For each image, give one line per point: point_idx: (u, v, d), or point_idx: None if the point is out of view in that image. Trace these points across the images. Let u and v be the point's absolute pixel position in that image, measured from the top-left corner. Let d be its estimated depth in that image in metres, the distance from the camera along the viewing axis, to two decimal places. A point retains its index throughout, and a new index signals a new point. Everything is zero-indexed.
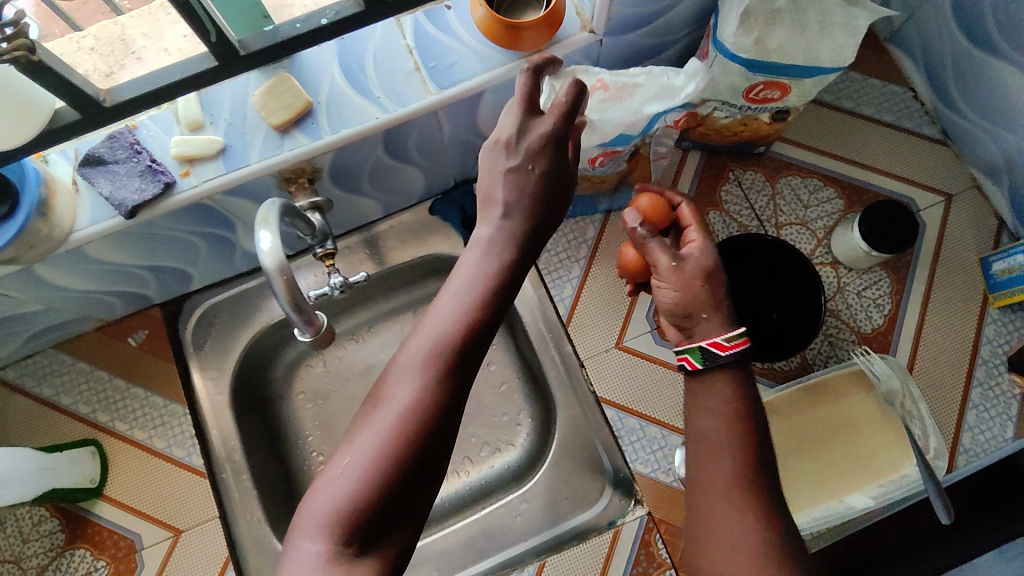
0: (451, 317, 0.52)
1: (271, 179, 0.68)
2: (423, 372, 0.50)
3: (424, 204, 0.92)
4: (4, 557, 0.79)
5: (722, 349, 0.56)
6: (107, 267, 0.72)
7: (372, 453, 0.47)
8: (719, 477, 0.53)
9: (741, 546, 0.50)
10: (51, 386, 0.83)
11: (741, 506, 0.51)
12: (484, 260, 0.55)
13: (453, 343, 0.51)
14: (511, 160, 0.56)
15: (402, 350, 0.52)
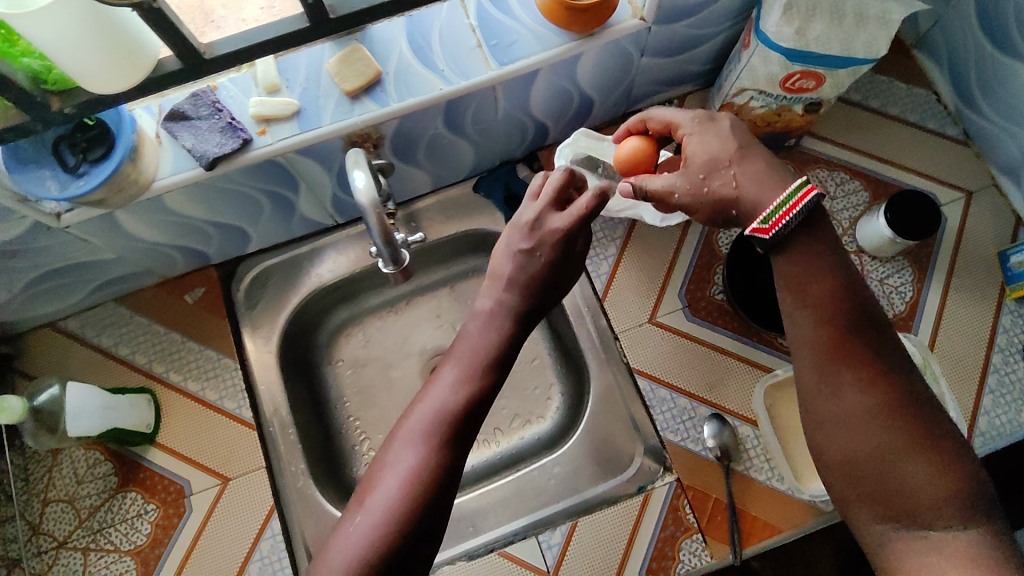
0: (456, 388, 0.60)
1: (339, 141, 0.73)
2: (426, 441, 0.57)
3: (469, 181, 0.96)
4: (59, 496, 0.82)
5: (766, 232, 0.59)
6: (178, 219, 0.76)
7: (383, 508, 0.53)
8: (827, 346, 0.57)
9: (863, 407, 0.55)
10: (111, 337, 0.88)
11: (854, 372, 0.56)
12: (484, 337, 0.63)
13: (458, 409, 0.58)
14: (526, 243, 0.64)
15: (411, 417, 0.59)
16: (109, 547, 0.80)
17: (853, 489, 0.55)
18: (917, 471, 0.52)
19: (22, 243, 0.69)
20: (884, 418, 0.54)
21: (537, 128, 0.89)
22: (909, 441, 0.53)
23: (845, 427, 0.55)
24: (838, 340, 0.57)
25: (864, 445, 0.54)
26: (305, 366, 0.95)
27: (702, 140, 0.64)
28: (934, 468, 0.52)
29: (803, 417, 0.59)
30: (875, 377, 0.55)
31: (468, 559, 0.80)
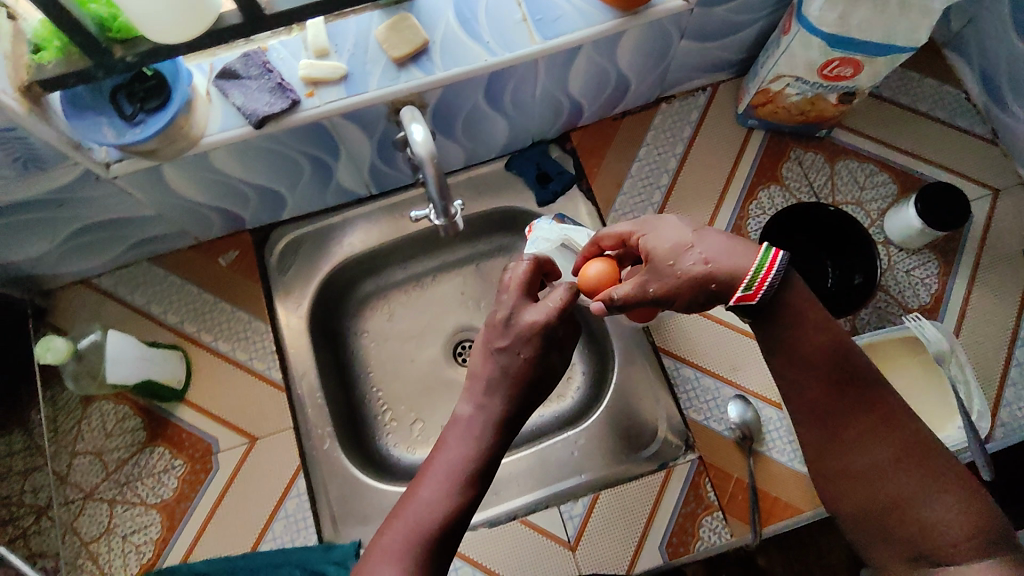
0: (434, 510, 0.55)
1: (384, 108, 0.74)
2: (401, 560, 0.53)
3: (501, 159, 0.97)
4: (87, 449, 0.83)
5: (752, 297, 0.58)
6: (222, 179, 0.78)
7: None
8: (833, 409, 0.60)
9: (876, 460, 0.59)
10: (144, 295, 0.89)
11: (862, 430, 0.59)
12: (462, 450, 0.57)
13: (435, 534, 0.54)
14: (501, 340, 0.60)
15: (384, 537, 0.54)
16: (135, 501, 0.81)
17: (874, 533, 0.59)
18: (931, 510, 0.55)
19: (70, 193, 0.70)
20: (896, 467, 0.58)
21: (572, 108, 0.90)
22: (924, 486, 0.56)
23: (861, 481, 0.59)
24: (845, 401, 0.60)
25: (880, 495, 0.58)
26: (331, 335, 0.96)
27: (664, 230, 0.62)
28: (947, 507, 0.55)
29: (819, 475, 0.63)
30: (881, 430, 0.59)
31: (490, 526, 0.82)
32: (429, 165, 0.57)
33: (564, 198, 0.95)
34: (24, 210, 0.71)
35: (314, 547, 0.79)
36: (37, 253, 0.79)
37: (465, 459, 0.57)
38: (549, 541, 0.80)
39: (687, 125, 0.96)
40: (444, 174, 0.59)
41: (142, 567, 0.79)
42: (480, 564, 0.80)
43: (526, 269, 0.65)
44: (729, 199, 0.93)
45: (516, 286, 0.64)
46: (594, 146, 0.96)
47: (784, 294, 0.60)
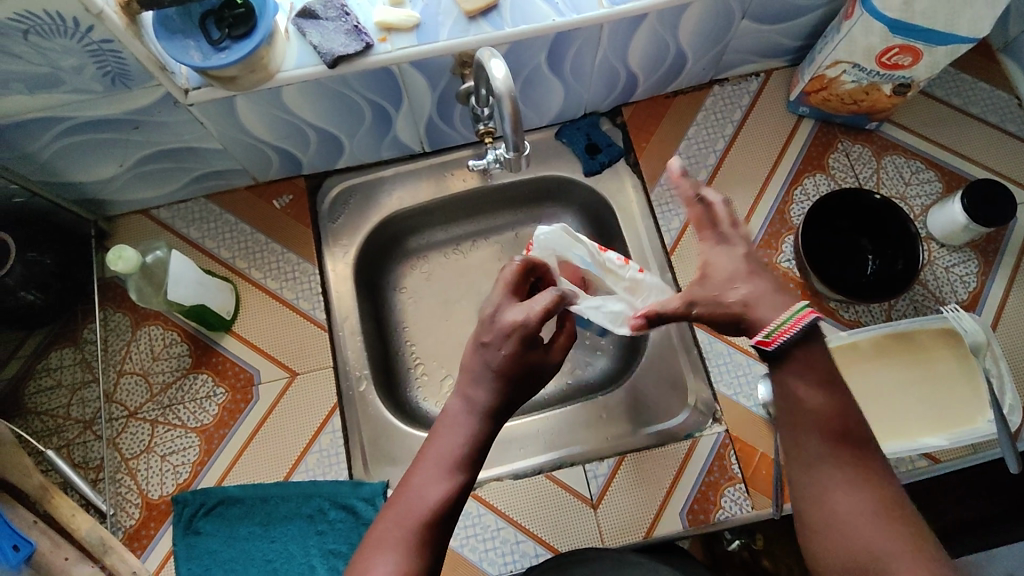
0: (427, 501, 0.54)
1: (450, 60, 0.77)
2: (399, 549, 0.51)
3: (551, 128, 0.99)
4: (133, 370, 0.85)
5: (767, 345, 0.55)
6: (288, 118, 0.80)
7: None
8: (814, 458, 0.52)
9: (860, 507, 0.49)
10: (199, 230, 0.92)
11: (844, 484, 0.50)
12: (457, 443, 0.57)
13: (428, 524, 0.53)
14: (484, 337, 0.60)
15: (378, 531, 0.53)
16: (176, 423, 0.83)
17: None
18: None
19: (147, 115, 0.73)
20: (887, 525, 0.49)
21: (627, 81, 0.92)
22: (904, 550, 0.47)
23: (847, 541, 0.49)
24: (833, 451, 0.51)
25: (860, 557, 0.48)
26: (373, 286, 0.98)
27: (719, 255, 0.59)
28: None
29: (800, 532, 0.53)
30: (857, 481, 0.50)
31: (514, 478, 0.84)
32: (506, 102, 0.58)
33: (611, 171, 0.97)
34: (101, 128, 0.74)
35: (344, 483, 0.81)
36: (106, 175, 0.82)
37: (458, 448, 0.56)
38: (572, 498, 0.82)
39: (738, 109, 0.98)
40: (520, 108, 0.59)
41: (178, 486, 0.81)
42: (502, 512, 0.81)
43: (514, 270, 0.66)
44: (775, 182, 0.94)
45: (504, 284, 0.65)
46: (643, 122, 0.98)
47: (802, 351, 0.54)
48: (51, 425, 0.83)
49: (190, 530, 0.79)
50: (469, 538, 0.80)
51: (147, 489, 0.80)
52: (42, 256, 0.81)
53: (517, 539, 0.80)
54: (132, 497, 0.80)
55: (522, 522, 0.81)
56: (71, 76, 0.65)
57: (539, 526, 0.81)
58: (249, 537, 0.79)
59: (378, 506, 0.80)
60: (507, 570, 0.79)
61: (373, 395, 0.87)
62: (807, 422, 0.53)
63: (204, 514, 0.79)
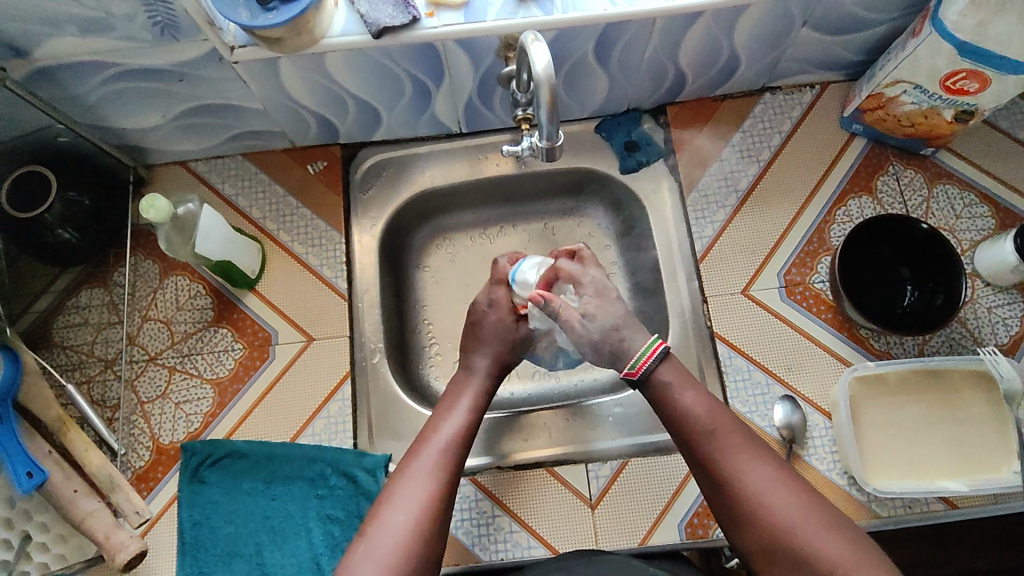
0: (450, 436, 0.72)
1: (496, 41, 0.75)
2: (431, 472, 0.68)
3: (592, 120, 0.96)
4: (157, 316, 0.87)
5: (634, 373, 0.72)
6: (328, 85, 0.81)
7: (398, 538, 0.63)
8: (710, 456, 0.67)
9: (772, 485, 0.64)
10: (233, 187, 0.93)
11: (749, 463, 0.65)
12: (468, 400, 0.76)
13: (453, 452, 0.71)
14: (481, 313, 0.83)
15: (412, 461, 0.69)
16: (192, 372, 0.85)
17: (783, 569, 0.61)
18: (818, 541, 0.60)
19: (191, 69, 0.74)
20: (794, 501, 0.63)
21: (675, 81, 0.89)
22: (814, 523, 0.61)
23: (752, 516, 0.63)
24: (723, 436, 0.67)
25: (769, 527, 0.62)
26: (397, 261, 0.99)
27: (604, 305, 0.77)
28: (828, 532, 0.61)
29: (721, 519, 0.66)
30: (754, 463, 0.65)
31: (515, 467, 0.84)
32: (545, 89, 0.56)
33: (648, 170, 0.95)
34: (147, 77, 0.75)
35: (348, 451, 0.82)
36: (148, 124, 0.83)
37: (470, 401, 0.76)
38: (571, 495, 0.81)
39: (787, 120, 0.94)
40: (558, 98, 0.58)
41: (188, 434, 0.83)
42: (500, 500, 0.81)
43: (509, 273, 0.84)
44: (817, 200, 0.91)
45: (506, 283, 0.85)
46: (687, 124, 0.95)
47: (663, 364, 0.73)
48: (75, 360, 0.85)
49: (195, 478, 0.81)
50: (464, 521, 0.80)
51: (158, 434, 0.83)
52: (81, 197, 0.82)
53: (510, 529, 0.80)
54: (143, 439, 0.83)
55: (518, 512, 0.81)
56: (122, 22, 0.66)
57: (535, 519, 0.80)
58: (250, 492, 0.81)
59: (378, 479, 0.80)
60: (498, 557, 0.79)
61: (385, 369, 0.88)
62: (694, 421, 0.68)
63: (210, 464, 0.81)
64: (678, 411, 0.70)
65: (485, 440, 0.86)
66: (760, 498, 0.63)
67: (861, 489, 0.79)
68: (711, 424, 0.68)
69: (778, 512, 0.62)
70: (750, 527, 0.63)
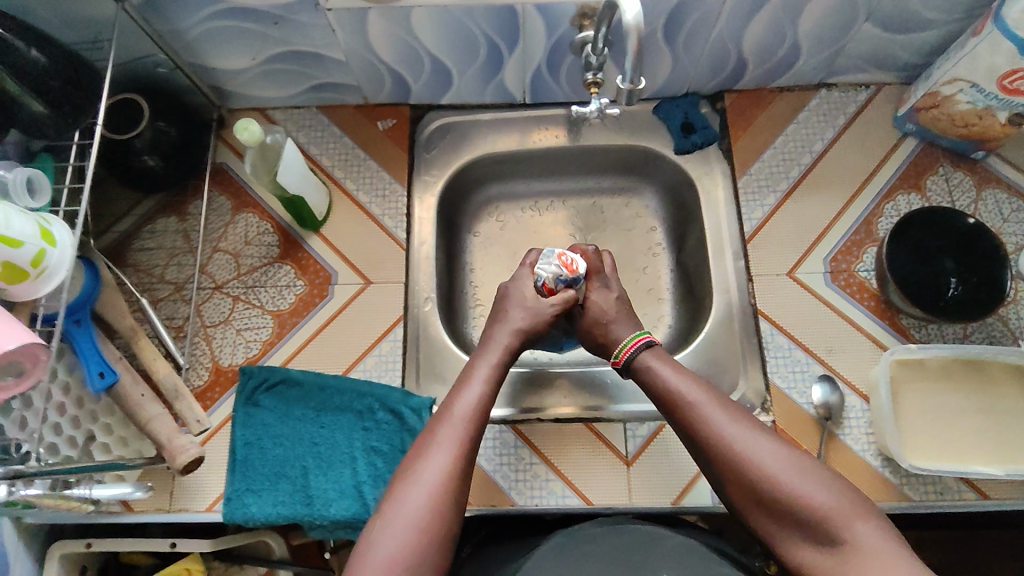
0: (470, 406, 0.72)
1: (573, 9, 0.79)
2: (454, 445, 0.69)
3: (651, 102, 1.00)
4: (227, 249, 0.92)
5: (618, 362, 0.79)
6: (409, 42, 0.85)
7: (416, 513, 0.64)
8: (696, 425, 0.69)
9: (765, 449, 0.65)
10: (306, 135, 0.98)
11: (736, 430, 0.67)
12: (486, 372, 0.77)
13: (473, 423, 0.71)
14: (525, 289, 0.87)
15: (433, 433, 0.70)
16: (255, 303, 0.90)
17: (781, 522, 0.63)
18: (810, 493, 0.62)
19: (288, 13, 0.79)
20: (791, 462, 0.64)
21: (736, 66, 0.93)
22: (807, 479, 0.63)
23: (744, 477, 0.64)
24: (710, 406, 0.69)
25: (761, 489, 0.63)
26: (452, 221, 1.03)
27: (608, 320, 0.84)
28: (820, 486, 0.62)
29: (718, 485, 0.67)
30: (745, 430, 0.67)
31: (554, 421, 0.86)
32: (632, 37, 0.59)
33: (701, 153, 0.97)
34: (246, 18, 0.80)
35: (396, 389, 0.85)
36: (237, 67, 0.89)
37: (489, 373, 0.76)
38: (608, 451, 0.84)
39: (841, 115, 0.97)
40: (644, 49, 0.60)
41: (247, 360, 0.88)
42: (538, 449, 0.84)
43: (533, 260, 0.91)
44: (867, 193, 0.93)
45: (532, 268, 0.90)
46: (744, 111, 0.98)
47: (644, 350, 0.78)
48: (146, 281, 0.90)
49: (250, 400, 0.85)
50: (503, 465, 0.83)
51: (219, 356, 0.88)
52: (169, 127, 0.87)
53: (546, 477, 0.82)
54: (204, 360, 0.87)
55: (555, 462, 0.83)
56: None
57: (572, 470, 0.83)
58: (302, 419, 0.85)
59: (424, 417, 0.84)
60: (533, 503, 0.81)
61: (435, 317, 0.92)
62: (676, 396, 0.71)
63: (266, 389, 0.85)
64: (666, 387, 0.73)
65: (528, 394, 0.90)
66: (751, 461, 0.64)
67: (895, 471, 0.81)
68: (694, 391, 0.71)
69: (767, 473, 0.63)
70: (744, 489, 0.64)
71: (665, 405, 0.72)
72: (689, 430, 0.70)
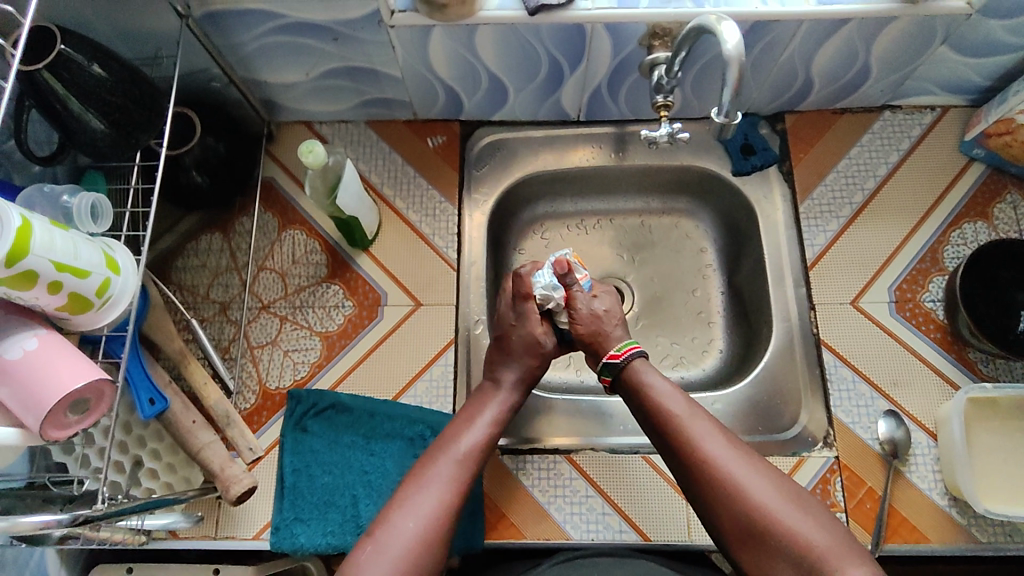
0: (472, 446, 0.72)
1: (643, 29, 0.77)
2: (450, 486, 0.68)
3: (708, 122, 0.97)
4: (274, 267, 0.90)
5: (616, 357, 0.78)
6: (469, 59, 0.83)
7: (405, 548, 0.63)
8: (689, 444, 0.69)
9: (756, 479, 0.66)
10: (354, 151, 0.96)
11: (733, 455, 0.67)
12: (494, 413, 0.76)
13: (471, 463, 0.71)
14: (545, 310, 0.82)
15: (428, 468, 0.70)
16: (303, 324, 0.88)
17: (760, 554, 0.63)
18: (802, 528, 0.62)
19: (350, 29, 0.77)
20: (784, 497, 0.65)
21: (800, 89, 0.90)
22: (802, 516, 0.63)
23: (739, 506, 0.65)
24: (704, 426, 0.70)
25: (752, 520, 0.64)
26: (499, 240, 1.00)
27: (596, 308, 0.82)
28: (813, 524, 0.63)
29: (700, 510, 0.68)
30: (739, 457, 0.67)
31: (610, 451, 0.83)
32: (732, 69, 0.56)
33: (761, 175, 0.95)
34: (305, 33, 0.78)
35: (448, 416, 0.83)
36: (290, 81, 0.87)
37: (495, 413, 0.76)
38: (666, 485, 0.81)
39: (906, 139, 0.94)
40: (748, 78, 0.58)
41: (294, 383, 0.85)
42: (594, 481, 0.81)
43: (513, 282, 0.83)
44: (932, 220, 0.90)
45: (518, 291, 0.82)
46: (805, 134, 0.95)
47: (639, 366, 0.76)
48: (191, 300, 0.88)
49: (299, 426, 0.82)
50: (557, 497, 0.80)
51: (266, 378, 0.85)
52: (217, 143, 0.84)
53: (602, 511, 0.80)
54: (252, 382, 0.85)
55: (611, 495, 0.81)
56: None
57: (629, 504, 0.80)
58: (350, 446, 0.82)
59: None
60: (588, 538, 0.79)
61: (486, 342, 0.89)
62: (666, 413, 0.71)
63: (314, 414, 0.83)
64: (652, 400, 0.73)
65: (578, 422, 0.87)
66: (746, 491, 0.65)
67: (962, 512, 0.78)
68: (688, 410, 0.71)
69: (762, 505, 0.64)
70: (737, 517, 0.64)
71: (654, 420, 0.72)
72: (679, 448, 0.69)
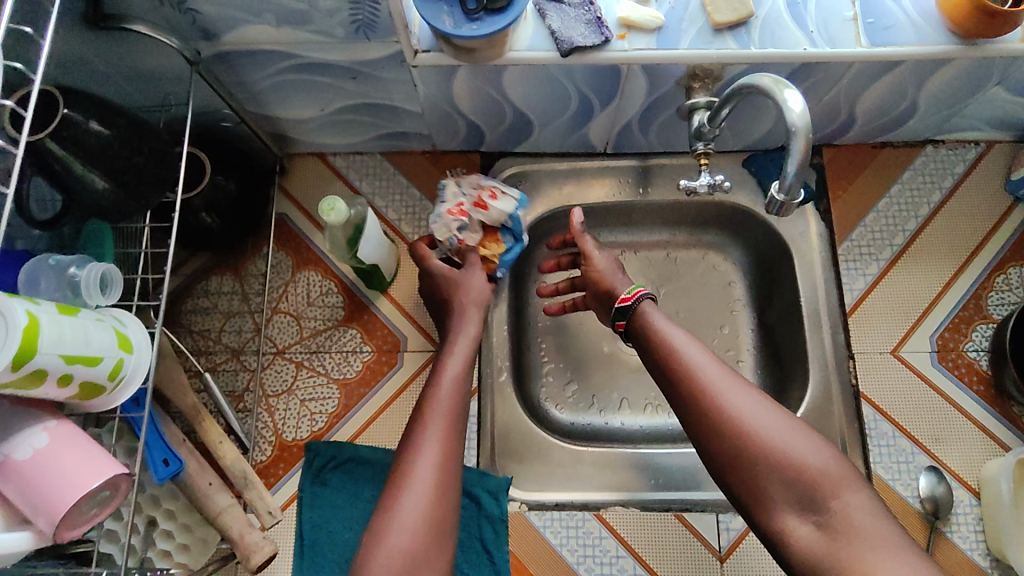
0: (452, 386, 0.69)
1: (683, 70, 0.72)
2: (446, 439, 0.65)
3: (741, 154, 0.93)
4: (290, 309, 0.86)
5: (627, 299, 0.71)
6: (495, 97, 0.78)
7: (417, 513, 0.60)
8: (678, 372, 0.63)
9: (749, 402, 0.60)
10: (370, 185, 0.92)
11: (725, 381, 0.62)
12: (466, 347, 0.74)
13: (457, 402, 0.69)
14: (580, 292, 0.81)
15: (421, 422, 0.66)
16: (320, 370, 0.84)
17: (757, 485, 0.58)
18: (802, 456, 0.57)
19: (368, 68, 0.72)
20: (779, 421, 0.59)
21: (842, 124, 0.86)
22: (800, 441, 0.58)
23: (733, 436, 0.59)
24: (693, 353, 0.64)
25: (748, 449, 0.58)
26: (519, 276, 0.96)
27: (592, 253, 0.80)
28: (813, 448, 0.58)
29: (693, 443, 0.62)
30: (731, 382, 0.62)
31: (641, 509, 0.80)
32: (798, 141, 0.55)
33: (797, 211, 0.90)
34: (321, 72, 0.73)
35: (472, 470, 0.80)
36: (304, 116, 0.82)
37: (466, 347, 0.74)
38: (700, 545, 0.79)
39: (948, 176, 0.90)
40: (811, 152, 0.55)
41: (312, 434, 0.82)
42: (624, 541, 0.79)
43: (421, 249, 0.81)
44: (976, 264, 0.87)
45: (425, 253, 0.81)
46: (844, 170, 0.91)
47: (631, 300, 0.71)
48: (203, 345, 0.84)
49: (317, 480, 0.79)
50: (586, 557, 0.78)
51: (283, 429, 0.82)
52: (228, 182, 0.80)
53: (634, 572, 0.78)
54: (267, 433, 0.82)
55: (642, 554, 0.79)
56: (321, 17, 0.63)
57: (660, 564, 0.78)
58: (371, 501, 0.79)
59: (502, 502, 0.79)
60: None
61: (510, 390, 0.85)
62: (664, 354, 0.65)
63: (333, 467, 0.80)
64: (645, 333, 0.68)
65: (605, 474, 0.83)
66: (742, 419, 0.59)
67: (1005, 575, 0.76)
68: (680, 344, 0.65)
69: (759, 431, 0.58)
70: (736, 452, 0.58)
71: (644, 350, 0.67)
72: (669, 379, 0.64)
